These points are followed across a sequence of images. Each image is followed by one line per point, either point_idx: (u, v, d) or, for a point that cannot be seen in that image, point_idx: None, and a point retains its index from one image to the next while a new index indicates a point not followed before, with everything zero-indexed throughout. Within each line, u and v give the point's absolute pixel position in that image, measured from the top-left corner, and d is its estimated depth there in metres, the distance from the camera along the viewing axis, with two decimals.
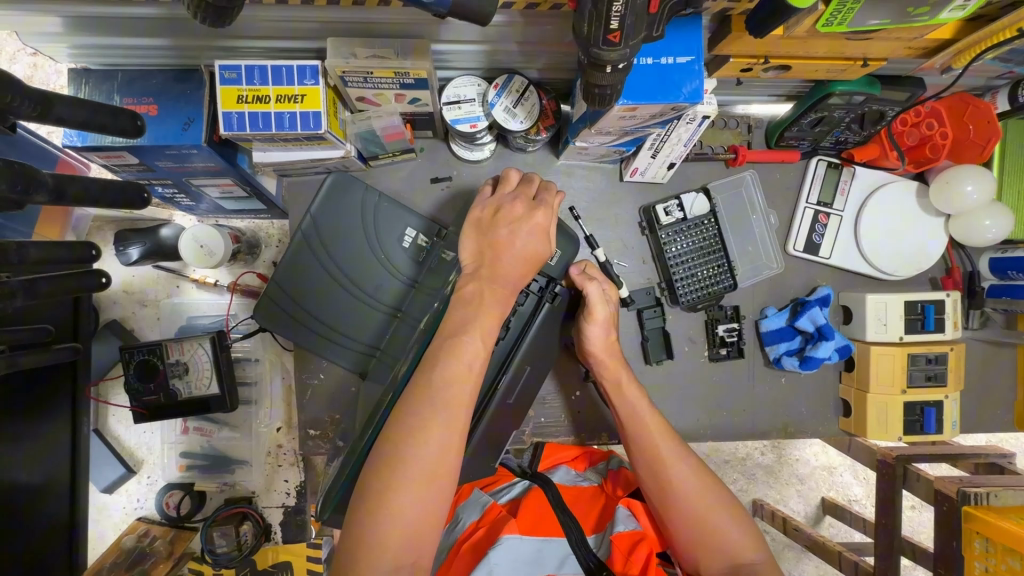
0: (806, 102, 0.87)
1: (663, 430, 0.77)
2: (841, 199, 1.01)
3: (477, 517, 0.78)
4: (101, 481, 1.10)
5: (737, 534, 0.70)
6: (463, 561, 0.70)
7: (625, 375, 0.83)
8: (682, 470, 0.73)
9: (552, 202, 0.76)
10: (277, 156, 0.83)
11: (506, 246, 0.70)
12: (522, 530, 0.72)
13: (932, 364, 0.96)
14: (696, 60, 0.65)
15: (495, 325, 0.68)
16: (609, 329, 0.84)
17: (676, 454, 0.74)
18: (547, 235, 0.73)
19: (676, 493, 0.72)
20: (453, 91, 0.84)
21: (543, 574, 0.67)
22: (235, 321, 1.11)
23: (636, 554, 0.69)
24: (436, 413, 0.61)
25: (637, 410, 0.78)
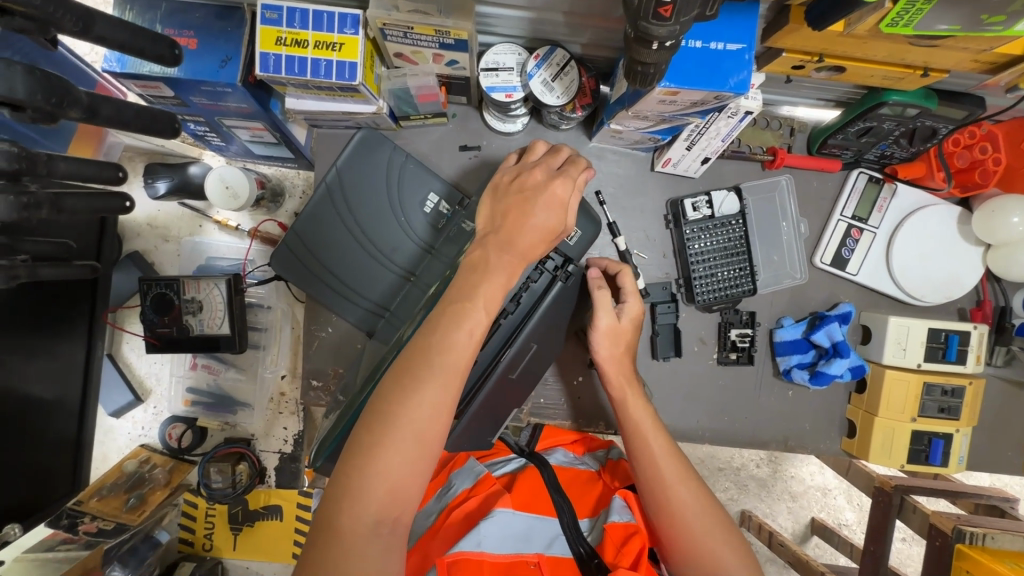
0: (856, 109, 0.84)
1: (667, 453, 0.72)
2: (878, 215, 0.98)
3: (470, 485, 0.78)
4: (109, 405, 1.12)
5: (734, 567, 0.66)
6: (454, 527, 0.72)
7: (632, 391, 0.77)
8: (683, 495, 0.69)
9: (579, 170, 0.74)
10: (309, 105, 0.83)
11: (527, 213, 0.70)
12: (515, 505, 0.73)
13: (948, 396, 0.94)
14: (747, 49, 0.62)
15: (505, 292, 0.68)
16: (618, 346, 0.80)
17: (678, 477, 0.70)
18: (568, 209, 0.72)
19: (674, 519, 0.68)
20: (492, 57, 0.82)
21: (532, 552, 0.68)
22: (251, 267, 1.12)
23: (628, 544, 0.66)
24: (433, 374, 0.61)
25: (640, 430, 0.74)
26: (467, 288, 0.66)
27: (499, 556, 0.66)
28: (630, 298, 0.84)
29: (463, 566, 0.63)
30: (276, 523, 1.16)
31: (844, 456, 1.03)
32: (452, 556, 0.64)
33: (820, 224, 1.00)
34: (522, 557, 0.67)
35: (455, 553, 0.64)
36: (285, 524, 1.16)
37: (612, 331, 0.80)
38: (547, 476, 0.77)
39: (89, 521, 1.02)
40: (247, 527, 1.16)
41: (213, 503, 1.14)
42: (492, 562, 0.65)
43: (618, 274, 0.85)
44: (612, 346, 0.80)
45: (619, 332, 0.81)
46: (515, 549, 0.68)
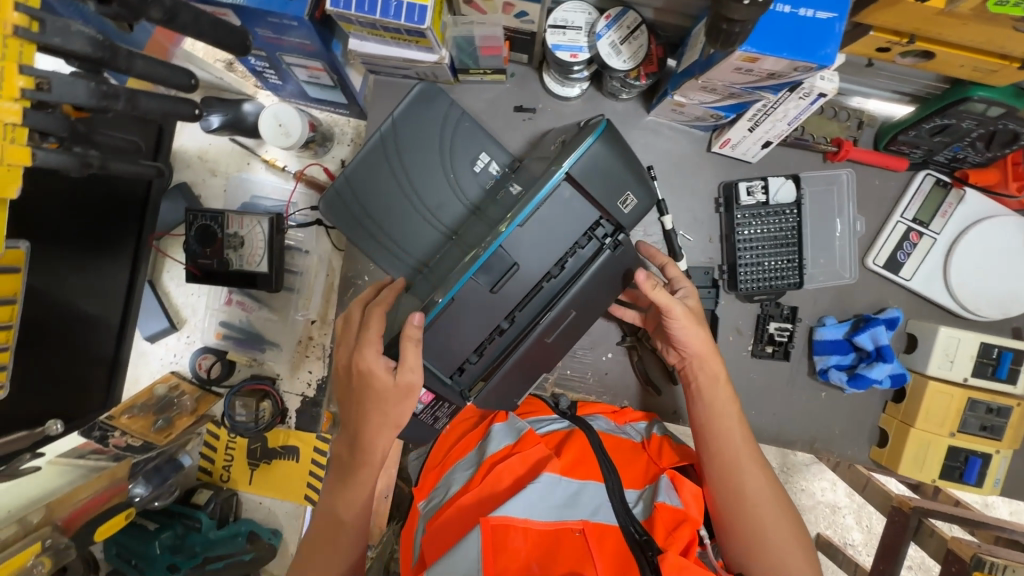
0: (934, 105, 0.80)
1: (746, 438, 0.75)
2: (941, 221, 0.93)
3: (511, 443, 0.79)
4: (145, 329, 1.15)
5: (794, 553, 0.69)
6: (497, 482, 0.73)
7: (723, 376, 0.77)
8: (756, 479, 0.72)
9: (380, 320, 0.76)
10: (371, 48, 0.83)
11: (360, 395, 0.74)
12: (562, 470, 0.73)
13: (993, 415, 0.90)
14: (839, 19, 0.58)
15: (365, 493, 0.80)
16: (699, 333, 0.76)
17: (752, 461, 0.73)
18: (383, 368, 0.72)
19: (745, 503, 0.71)
20: (561, 15, 0.80)
21: (577, 519, 0.67)
22: (293, 210, 1.13)
23: (678, 530, 0.66)
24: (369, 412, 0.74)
25: (724, 413, 0.76)
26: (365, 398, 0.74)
27: (545, 523, 0.66)
28: (684, 283, 0.81)
29: (507, 530, 0.64)
30: (292, 463, 1.18)
31: (869, 466, 1.00)
32: (496, 519, 0.65)
33: (877, 223, 0.96)
34: (566, 524, 0.67)
35: (499, 516, 0.65)
36: (300, 466, 1.17)
37: (688, 314, 0.75)
38: (594, 440, 0.77)
39: (118, 436, 1.04)
40: (264, 464, 1.18)
41: (234, 436, 1.17)
42: (538, 529, 0.66)
43: (662, 269, 0.83)
44: (697, 337, 0.76)
45: (693, 312, 0.77)
46: (559, 515, 0.68)
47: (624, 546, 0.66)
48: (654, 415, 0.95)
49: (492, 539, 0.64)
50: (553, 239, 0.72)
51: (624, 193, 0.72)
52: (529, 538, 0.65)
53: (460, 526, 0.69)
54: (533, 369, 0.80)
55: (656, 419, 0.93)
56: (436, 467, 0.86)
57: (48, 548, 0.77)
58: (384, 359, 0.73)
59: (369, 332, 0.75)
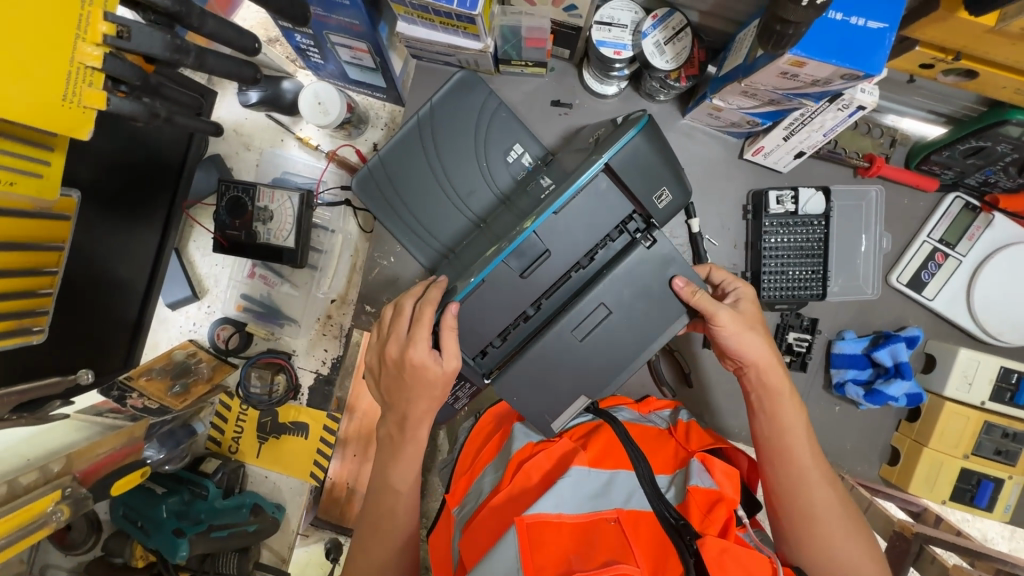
0: (971, 125, 0.80)
1: (813, 451, 0.72)
2: (967, 244, 0.93)
3: (536, 441, 0.80)
4: (168, 296, 1.16)
5: (866, 570, 0.68)
6: (527, 479, 0.74)
7: (787, 388, 0.74)
8: (825, 497, 0.70)
9: (432, 314, 0.73)
10: (420, 33, 0.84)
11: (410, 384, 0.75)
12: (591, 463, 0.74)
13: (1008, 439, 0.89)
14: (890, 29, 0.59)
15: (415, 466, 0.80)
16: (752, 335, 0.74)
17: (821, 478, 0.70)
18: (435, 359, 0.72)
19: (814, 521, 0.69)
20: (608, 12, 0.81)
21: (611, 507, 0.69)
22: (323, 188, 1.15)
23: (714, 512, 0.68)
24: (417, 399, 0.75)
25: (790, 426, 0.72)
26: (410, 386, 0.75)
27: (578, 516, 0.67)
28: (738, 283, 0.78)
29: (544, 526, 0.65)
30: (301, 440, 1.18)
31: (879, 483, 1.00)
32: (531, 517, 0.65)
33: (903, 242, 0.97)
34: (601, 515, 0.68)
35: (533, 514, 0.66)
36: (309, 442, 1.18)
37: (734, 320, 0.73)
38: (618, 431, 0.78)
39: (136, 397, 1.03)
40: (273, 439, 1.19)
41: (247, 407, 1.18)
42: (571, 523, 0.67)
43: (708, 274, 0.80)
44: (754, 345, 0.73)
45: (742, 318, 0.74)
46: (593, 507, 0.69)
47: (659, 531, 0.66)
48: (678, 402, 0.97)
49: (529, 537, 0.64)
50: (585, 230, 0.72)
51: (660, 188, 0.73)
52: (564, 532, 0.66)
53: (493, 526, 0.69)
54: (577, 375, 0.75)
55: (680, 407, 0.95)
56: (466, 472, 0.84)
57: (68, 497, 0.77)
58: (431, 350, 0.73)
59: (419, 326, 0.72)
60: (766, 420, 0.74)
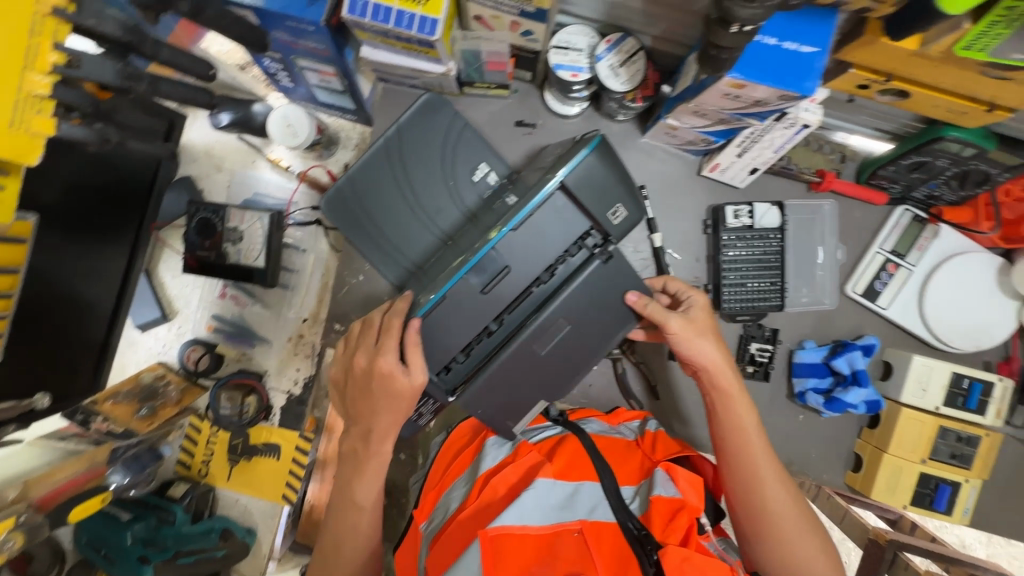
0: (912, 142, 0.85)
1: (766, 449, 0.72)
2: (916, 254, 0.97)
3: (505, 455, 0.80)
4: (137, 317, 1.15)
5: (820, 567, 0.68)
6: (493, 494, 0.74)
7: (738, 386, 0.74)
8: (778, 494, 0.70)
9: (399, 323, 0.74)
10: (384, 56, 0.86)
11: (377, 395, 0.74)
12: (556, 474, 0.74)
13: (963, 443, 0.92)
14: (821, 53, 0.62)
15: (378, 480, 0.78)
16: (702, 342, 0.75)
17: (773, 475, 0.70)
18: (402, 368, 0.72)
19: (766, 518, 0.69)
20: (565, 37, 0.84)
21: (575, 518, 0.69)
22: (294, 209, 1.16)
23: (676, 521, 0.67)
24: (381, 411, 0.74)
25: (742, 424, 0.73)
26: (377, 397, 0.74)
27: (542, 528, 0.68)
28: (692, 293, 0.79)
29: (507, 539, 0.65)
30: (273, 463, 1.16)
31: (845, 490, 1.02)
32: (495, 530, 0.66)
33: (856, 253, 1.00)
34: (565, 526, 0.68)
35: (497, 527, 0.66)
36: (281, 464, 1.16)
37: (685, 327, 0.75)
38: (585, 442, 0.78)
39: (100, 421, 1.03)
40: (244, 461, 1.17)
41: (217, 430, 1.16)
42: (535, 535, 0.67)
43: (663, 287, 0.83)
44: (703, 349, 0.75)
45: (693, 324, 0.75)
46: (558, 518, 0.69)
47: (622, 541, 0.67)
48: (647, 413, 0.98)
49: (492, 550, 0.64)
50: (543, 246, 0.74)
51: (614, 205, 0.75)
52: (527, 545, 0.66)
53: (458, 539, 0.69)
54: (541, 389, 0.77)
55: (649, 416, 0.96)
56: (435, 487, 0.83)
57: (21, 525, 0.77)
58: (399, 361, 0.72)
59: (387, 335, 0.73)
60: (723, 418, 0.74)
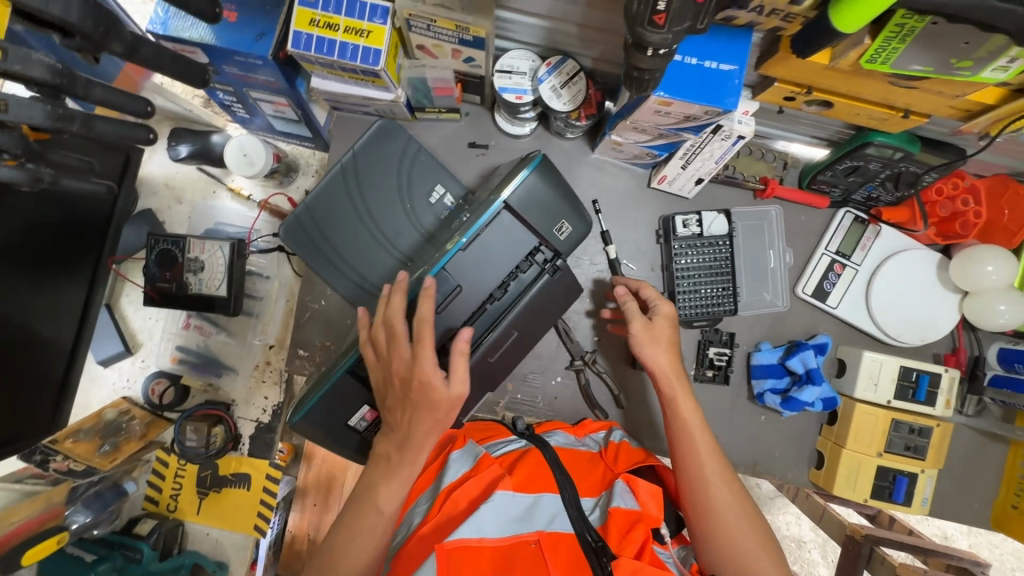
0: (844, 148, 0.88)
1: (712, 451, 0.76)
2: (861, 253, 1.01)
3: (468, 469, 0.76)
4: (99, 353, 1.15)
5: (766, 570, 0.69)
6: (452, 508, 0.70)
7: (683, 391, 0.79)
8: (723, 495, 0.73)
9: (432, 333, 0.70)
10: (333, 86, 0.88)
11: (410, 404, 0.69)
12: (515, 487, 0.72)
13: (915, 435, 0.95)
14: (738, 71, 0.66)
15: (407, 486, 0.70)
16: (659, 353, 0.81)
17: (718, 477, 0.74)
18: (442, 377, 0.68)
19: (713, 520, 0.72)
20: (508, 61, 0.87)
21: (533, 530, 0.67)
22: (256, 236, 1.16)
23: (632, 533, 0.67)
24: (422, 418, 0.69)
25: (688, 427, 0.77)
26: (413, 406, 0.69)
27: (499, 540, 0.66)
28: (659, 303, 0.86)
29: (463, 552, 0.63)
30: (242, 492, 1.14)
31: (810, 488, 1.04)
32: (451, 543, 0.63)
33: (805, 255, 1.03)
34: (522, 537, 0.66)
35: (453, 540, 0.63)
36: (250, 493, 1.14)
37: (648, 333, 0.82)
38: (549, 456, 0.78)
39: (60, 460, 1.04)
40: (214, 493, 1.15)
41: (185, 462, 1.14)
42: (492, 547, 0.65)
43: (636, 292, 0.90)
44: (661, 353, 0.81)
45: (655, 332, 0.82)
46: (515, 530, 0.67)
47: (578, 551, 0.65)
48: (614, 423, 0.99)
49: (446, 564, 0.61)
50: (493, 263, 0.77)
51: (559, 222, 0.78)
52: (483, 559, 0.64)
53: (418, 554, 0.66)
54: (488, 385, 0.84)
55: (615, 427, 0.96)
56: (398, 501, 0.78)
57: None
58: (440, 367, 0.69)
59: (422, 344, 0.68)
60: (674, 420, 0.78)
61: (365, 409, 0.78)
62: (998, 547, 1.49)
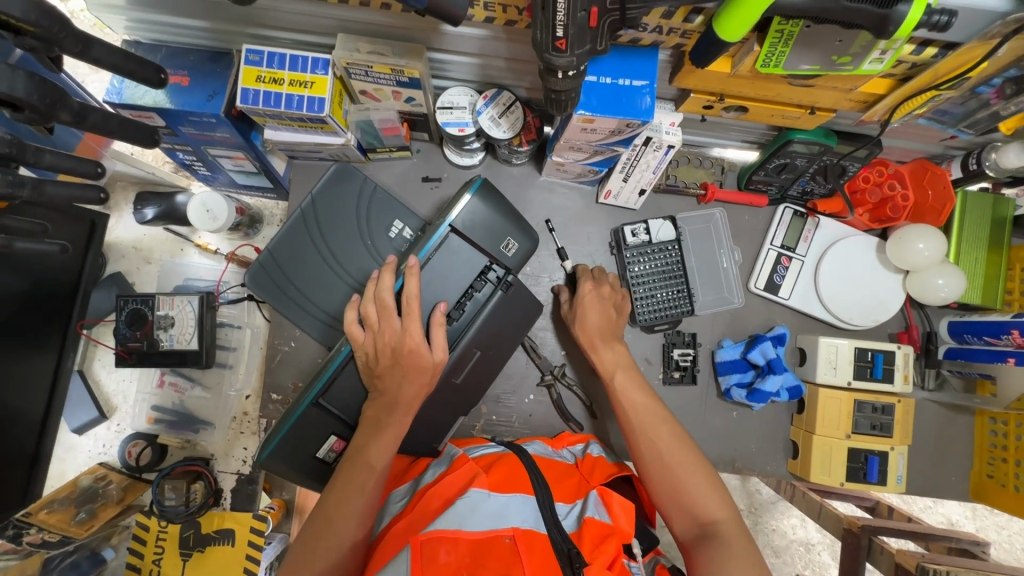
0: (770, 148, 0.94)
1: (645, 403, 0.84)
2: (804, 245, 1.06)
3: (443, 469, 0.78)
4: (73, 421, 1.15)
5: (706, 497, 0.74)
6: (427, 506, 0.71)
7: (610, 355, 0.91)
8: (659, 436, 0.80)
9: (419, 307, 0.80)
10: (285, 136, 0.93)
11: (401, 371, 0.77)
12: (490, 486, 0.72)
13: (880, 413, 0.98)
14: (648, 85, 0.72)
15: (396, 444, 0.76)
16: (588, 328, 0.94)
17: (651, 422, 0.82)
18: (427, 345, 0.78)
19: (652, 460, 0.79)
20: (447, 98, 0.93)
21: (508, 527, 0.67)
22: (225, 288, 1.18)
23: (604, 545, 0.67)
24: (406, 377, 0.77)
25: (624, 387, 0.86)
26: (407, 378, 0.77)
27: (476, 533, 0.66)
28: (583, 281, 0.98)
29: (438, 541, 0.64)
30: (229, 549, 1.10)
31: (791, 479, 1.05)
32: (428, 533, 0.65)
33: (753, 252, 1.08)
34: (497, 532, 0.66)
35: (430, 530, 0.65)
36: (235, 550, 1.10)
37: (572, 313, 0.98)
38: (525, 459, 0.79)
39: (33, 533, 1.01)
40: (197, 553, 1.10)
41: (166, 524, 1.09)
42: (469, 539, 0.65)
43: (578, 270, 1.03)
44: (588, 332, 0.94)
45: (578, 312, 0.96)
46: (491, 525, 0.67)
47: (551, 554, 0.66)
48: (590, 434, 1.00)
49: (421, 552, 0.64)
50: (449, 284, 0.83)
51: (505, 239, 0.85)
52: (460, 549, 0.65)
53: (392, 548, 0.67)
54: (458, 407, 0.88)
55: (593, 439, 0.96)
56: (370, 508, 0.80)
57: None
58: (425, 337, 0.79)
59: (410, 314, 0.78)
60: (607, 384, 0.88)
61: (332, 439, 0.80)
62: (1005, 527, 1.48)
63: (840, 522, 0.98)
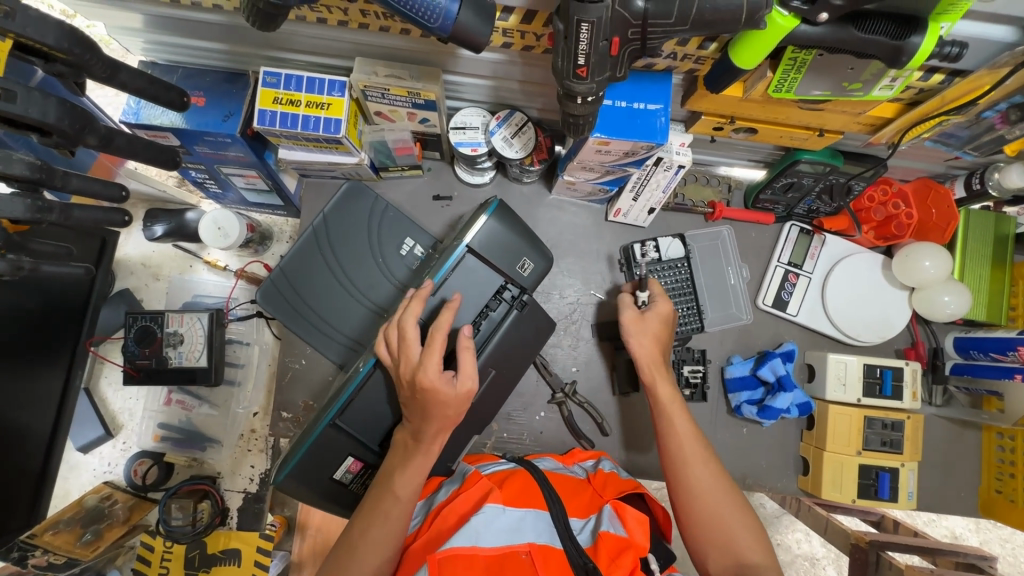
0: (777, 168, 0.96)
1: (691, 434, 0.82)
2: (811, 262, 1.07)
3: (456, 488, 0.78)
4: (79, 439, 1.14)
5: (746, 540, 0.72)
6: (442, 525, 0.71)
7: (661, 377, 0.88)
8: (703, 473, 0.77)
9: (443, 338, 0.75)
10: (299, 155, 0.94)
11: (420, 407, 0.73)
12: (505, 501, 0.72)
13: (890, 430, 0.98)
14: (662, 108, 0.74)
15: (424, 476, 0.74)
16: (648, 346, 0.90)
17: (696, 457, 0.79)
18: (448, 382, 0.73)
19: (693, 495, 0.76)
20: (460, 118, 0.94)
21: (525, 542, 0.67)
22: (234, 304, 1.18)
23: (621, 558, 0.66)
24: (432, 420, 0.73)
25: (671, 416, 0.83)
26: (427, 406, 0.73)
27: (492, 550, 0.65)
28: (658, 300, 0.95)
29: (454, 560, 0.63)
30: (234, 569, 1.07)
31: (802, 495, 1.05)
32: (443, 552, 0.64)
33: (761, 269, 1.09)
34: (513, 547, 0.66)
35: (445, 548, 0.64)
36: (241, 571, 1.07)
37: (639, 323, 0.93)
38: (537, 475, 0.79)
39: (38, 555, 1.00)
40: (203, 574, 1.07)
41: (170, 543, 1.07)
42: (486, 556, 0.64)
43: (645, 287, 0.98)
44: (649, 351, 0.89)
45: (644, 324, 0.92)
46: (508, 539, 0.67)
47: (567, 566, 0.66)
48: (601, 451, 1.00)
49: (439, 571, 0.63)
50: (463, 303, 0.83)
51: (520, 258, 0.86)
52: (477, 568, 0.63)
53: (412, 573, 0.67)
54: (472, 425, 0.88)
55: (604, 456, 0.96)
56: None
57: None
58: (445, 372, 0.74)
59: (432, 347, 0.74)
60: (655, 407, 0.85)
61: (349, 460, 0.80)
62: (1009, 541, 1.48)
63: (847, 537, 0.98)
